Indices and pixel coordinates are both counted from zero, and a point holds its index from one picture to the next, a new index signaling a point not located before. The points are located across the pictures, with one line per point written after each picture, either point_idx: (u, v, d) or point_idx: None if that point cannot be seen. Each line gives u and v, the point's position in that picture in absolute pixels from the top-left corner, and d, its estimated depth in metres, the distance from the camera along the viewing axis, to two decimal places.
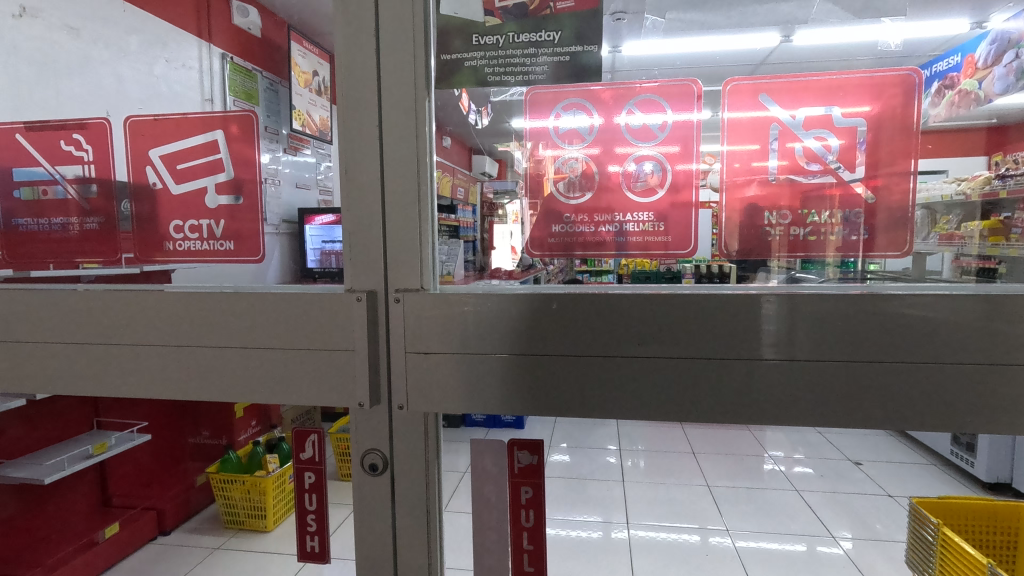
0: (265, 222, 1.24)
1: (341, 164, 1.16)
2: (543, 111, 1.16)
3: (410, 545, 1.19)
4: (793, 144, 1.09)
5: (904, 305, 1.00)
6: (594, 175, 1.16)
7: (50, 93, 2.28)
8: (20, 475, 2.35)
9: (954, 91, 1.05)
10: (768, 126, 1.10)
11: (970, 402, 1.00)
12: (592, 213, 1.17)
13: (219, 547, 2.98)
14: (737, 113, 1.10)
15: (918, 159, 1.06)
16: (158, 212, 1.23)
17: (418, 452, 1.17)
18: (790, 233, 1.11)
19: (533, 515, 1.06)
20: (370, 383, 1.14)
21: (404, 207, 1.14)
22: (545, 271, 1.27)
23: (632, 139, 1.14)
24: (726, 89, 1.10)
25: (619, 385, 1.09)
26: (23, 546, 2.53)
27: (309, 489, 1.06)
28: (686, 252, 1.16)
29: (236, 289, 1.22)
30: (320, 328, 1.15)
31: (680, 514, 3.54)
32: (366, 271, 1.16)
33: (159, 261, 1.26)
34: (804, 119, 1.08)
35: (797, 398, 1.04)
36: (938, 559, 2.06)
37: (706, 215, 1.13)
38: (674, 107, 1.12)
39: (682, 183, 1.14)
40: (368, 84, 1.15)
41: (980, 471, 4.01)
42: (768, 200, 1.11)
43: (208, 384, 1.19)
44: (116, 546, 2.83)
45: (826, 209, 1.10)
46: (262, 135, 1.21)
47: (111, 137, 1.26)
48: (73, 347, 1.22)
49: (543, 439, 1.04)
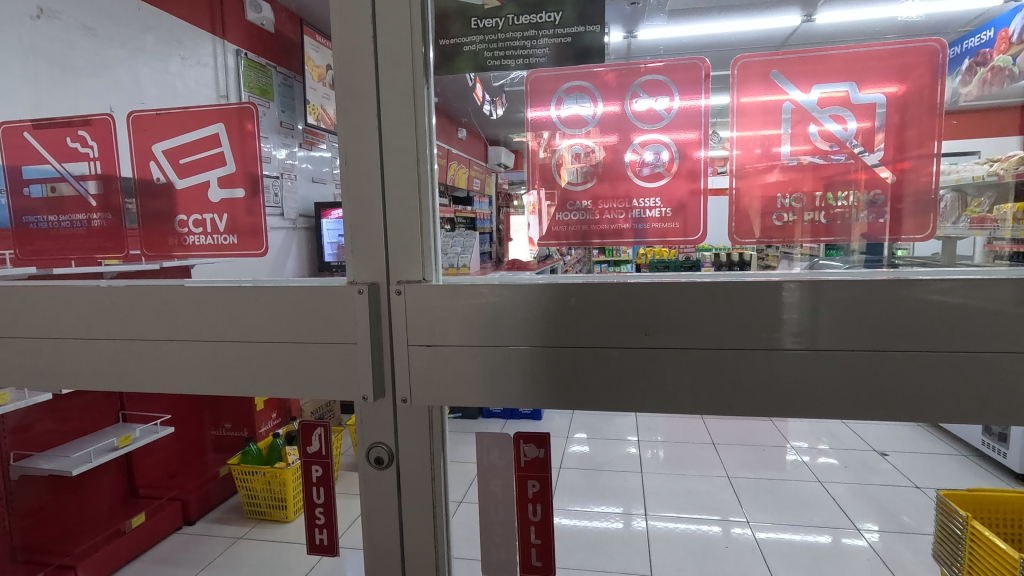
0: (267, 215, 1.24)
1: (342, 156, 1.15)
2: (545, 99, 1.14)
3: (418, 538, 1.19)
4: (810, 127, 1.05)
5: (931, 291, 0.96)
6: (604, 163, 1.14)
7: (68, 92, 2.32)
8: (48, 467, 2.42)
9: (986, 68, 0.98)
10: (780, 108, 1.06)
11: (995, 392, 0.96)
12: (610, 201, 1.14)
13: (242, 536, 3.04)
14: (748, 96, 1.06)
15: (941, 141, 1.01)
16: (162, 208, 1.25)
17: (423, 445, 1.17)
18: (810, 218, 1.07)
19: (541, 509, 1.05)
20: (373, 375, 1.14)
21: (406, 198, 1.13)
22: (561, 262, 1.34)
23: (637, 123, 1.11)
24: (735, 74, 1.07)
25: (636, 378, 1.07)
26: (53, 535, 2.63)
27: (317, 483, 1.07)
28: (696, 239, 1.12)
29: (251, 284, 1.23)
30: (326, 321, 1.15)
31: (700, 506, 3.51)
32: (368, 264, 1.15)
33: (169, 256, 1.28)
34: (820, 99, 1.04)
35: (816, 391, 1.01)
36: (967, 554, 2.00)
37: (719, 203, 1.10)
38: (682, 93, 1.09)
39: (694, 171, 1.10)
40: (367, 73, 1.13)
41: (1013, 462, 3.89)
42: (788, 185, 1.08)
43: (214, 378, 1.20)
44: (143, 536, 2.90)
45: (851, 191, 1.05)
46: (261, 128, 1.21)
47: (115, 133, 1.27)
48: (85, 343, 1.25)
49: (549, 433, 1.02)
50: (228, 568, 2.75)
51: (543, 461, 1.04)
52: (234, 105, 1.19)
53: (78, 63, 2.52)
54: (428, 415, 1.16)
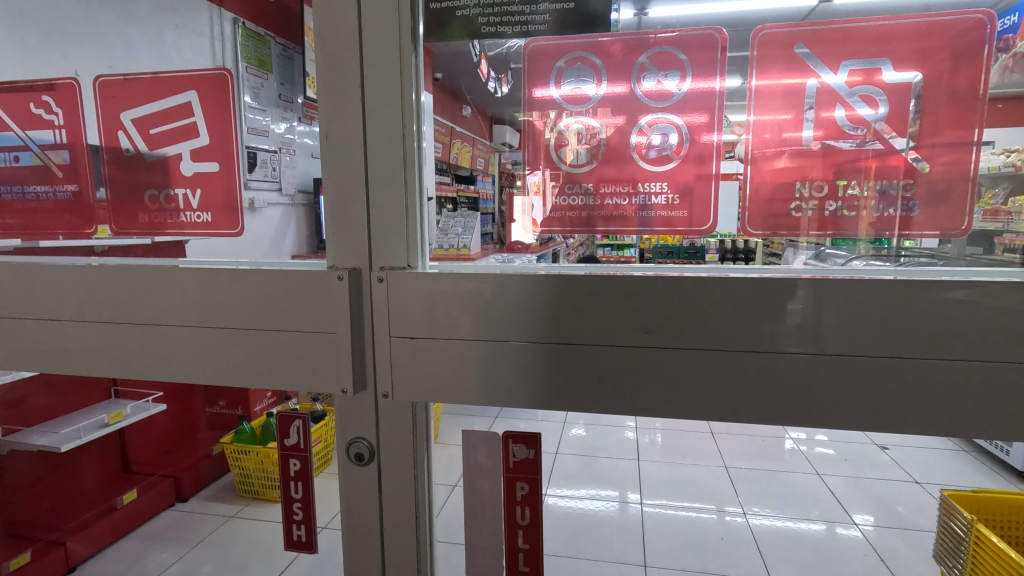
0: (244, 192, 1.18)
1: (322, 132, 1.09)
2: (545, 72, 1.07)
3: (398, 536, 1.16)
4: (835, 110, 0.98)
5: (962, 297, 0.90)
6: (606, 145, 1.08)
7: (56, 59, 2.24)
8: (38, 443, 2.40)
9: (1008, 55, 0.92)
10: (805, 88, 0.99)
11: (1009, 403, 0.91)
12: (615, 184, 1.08)
13: (234, 515, 3.03)
14: (768, 77, 0.99)
15: (982, 128, 0.94)
16: (133, 180, 1.19)
17: (405, 441, 1.13)
18: (824, 208, 1.01)
19: (530, 512, 1.01)
20: (354, 366, 1.10)
21: (390, 179, 1.07)
22: (565, 245, 1.30)
23: (648, 101, 1.04)
24: (755, 52, 1.00)
25: (639, 381, 1.02)
26: (44, 511, 2.63)
27: (295, 477, 1.03)
28: (706, 228, 1.06)
29: (250, 266, 1.18)
30: (308, 307, 1.10)
31: (696, 495, 3.49)
32: (350, 249, 1.10)
33: (141, 232, 1.23)
34: (849, 79, 0.97)
35: (824, 398, 0.96)
36: (968, 555, 1.97)
37: (730, 188, 1.05)
38: (694, 66, 1.02)
39: (703, 155, 1.04)
40: (350, 45, 1.06)
41: (1015, 459, 3.86)
42: (796, 172, 1.01)
43: (187, 363, 1.16)
44: (135, 512, 2.88)
45: (860, 181, 0.99)
46: (236, 97, 1.14)
47: (82, 98, 1.21)
48: (55, 324, 1.21)
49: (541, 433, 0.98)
50: (220, 547, 2.74)
51: (532, 464, 1.00)
52: (208, 72, 1.12)
53: (68, 29, 2.44)
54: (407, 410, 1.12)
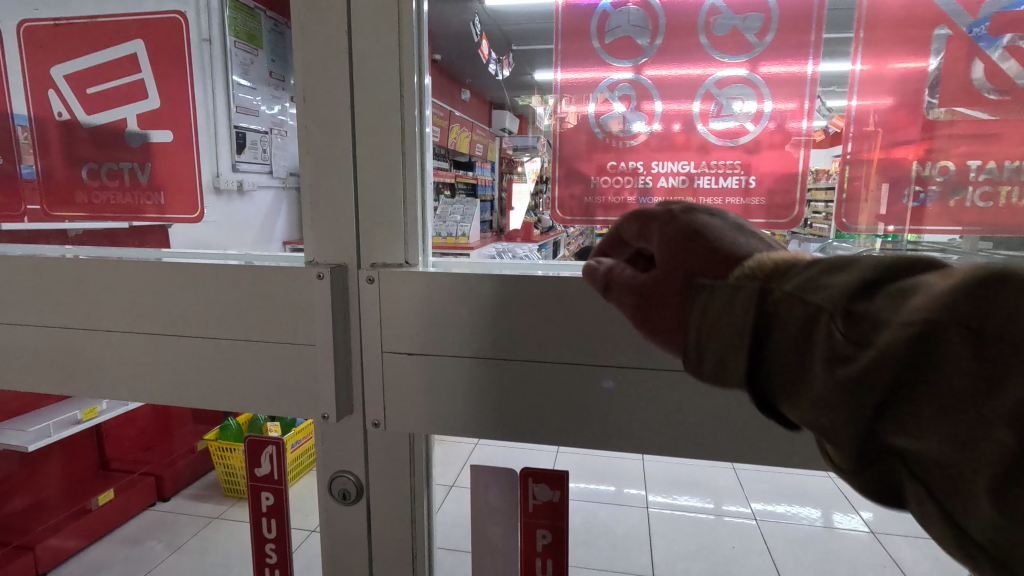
0: (200, 175, 1.21)
1: (298, 91, 1.04)
2: (590, 21, 1.01)
3: (389, 562, 1.15)
4: (978, 64, 0.88)
5: None
6: (663, 130, 1.00)
7: None
8: (4, 442, 2.26)
9: None
10: (932, 39, 0.89)
11: None
12: (640, 166, 1.02)
13: (218, 516, 2.89)
14: (884, 32, 0.91)
15: None
16: (69, 156, 1.23)
17: (400, 477, 1.11)
18: (962, 190, 0.91)
19: (553, 563, 1.06)
20: (337, 391, 1.06)
21: (380, 164, 1.02)
22: (565, 235, 1.16)
23: (729, 60, 0.96)
24: (869, 6, 0.91)
25: (630, 422, 1.00)
26: (14, 513, 2.53)
27: (267, 512, 1.06)
28: (788, 221, 0.97)
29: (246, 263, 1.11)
30: (284, 318, 1.06)
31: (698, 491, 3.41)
32: (332, 243, 1.06)
33: (70, 212, 1.26)
34: (991, 25, 0.87)
35: None
36: None
37: (824, 169, 0.96)
38: (782, 26, 0.94)
39: (784, 136, 0.96)
40: (337, 20, 1.01)
41: None
42: (921, 147, 0.92)
43: (169, 370, 1.14)
44: (114, 511, 2.78)
45: (998, 156, 0.90)
46: (192, 71, 1.17)
47: (12, 48, 1.22)
48: (31, 328, 1.18)
49: (563, 475, 1.02)
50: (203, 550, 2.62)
51: (552, 507, 1.04)
52: (156, 28, 1.14)
53: None
54: (390, 417, 1.09)
